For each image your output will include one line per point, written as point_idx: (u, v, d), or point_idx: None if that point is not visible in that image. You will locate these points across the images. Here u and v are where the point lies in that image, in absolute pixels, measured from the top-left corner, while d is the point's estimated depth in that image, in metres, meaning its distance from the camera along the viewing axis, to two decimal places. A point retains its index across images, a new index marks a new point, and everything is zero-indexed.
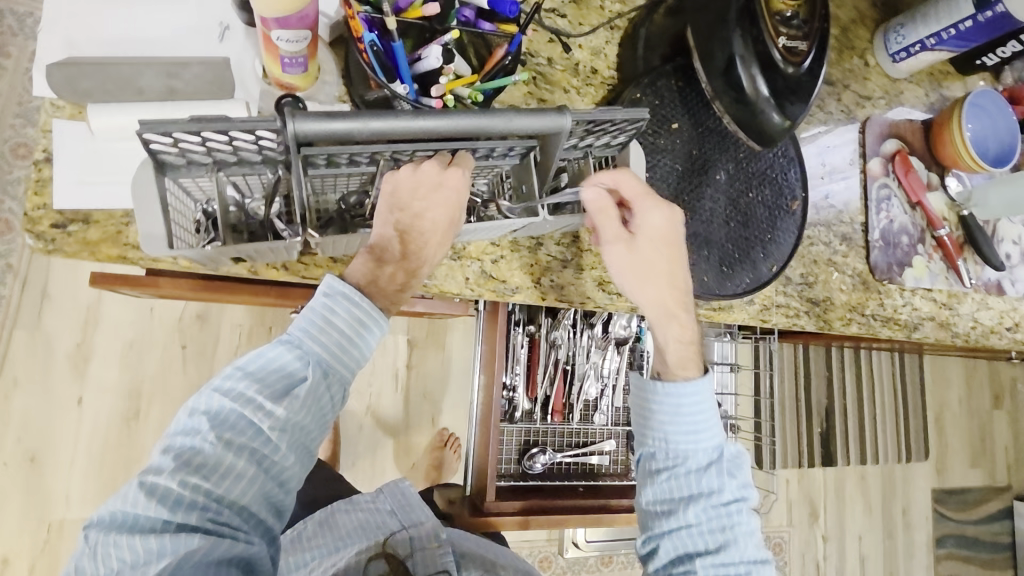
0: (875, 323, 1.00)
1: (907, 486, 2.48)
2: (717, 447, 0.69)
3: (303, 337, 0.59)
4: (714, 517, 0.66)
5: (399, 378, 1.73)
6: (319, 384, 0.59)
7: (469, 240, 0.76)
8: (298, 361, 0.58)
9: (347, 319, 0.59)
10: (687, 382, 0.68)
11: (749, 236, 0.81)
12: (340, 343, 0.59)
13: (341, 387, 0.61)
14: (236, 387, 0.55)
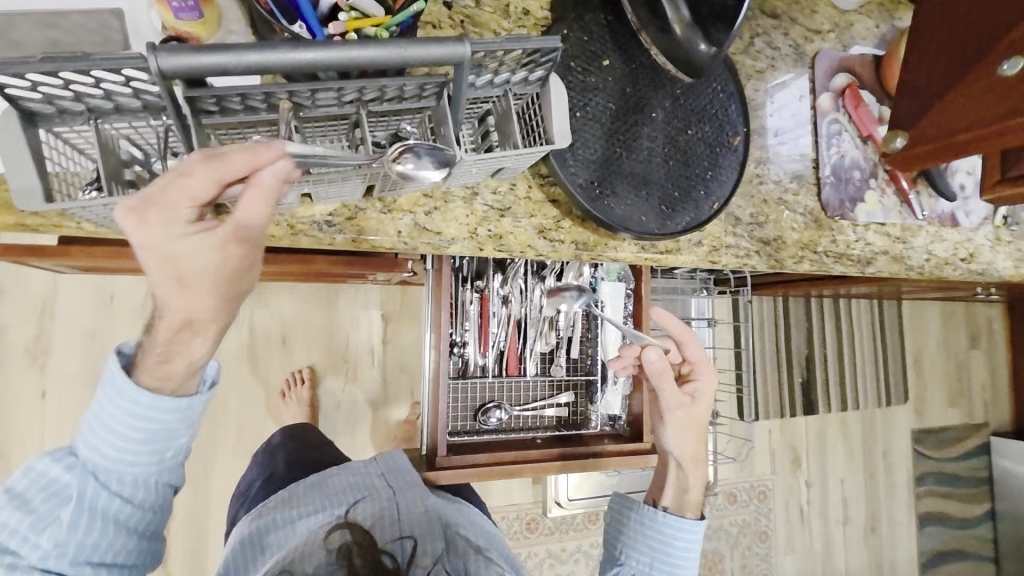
0: (828, 260, 0.99)
1: (887, 428, 2.52)
2: None
3: (79, 447, 0.55)
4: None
5: (373, 352, 1.72)
6: (94, 494, 0.54)
7: (400, 194, 0.74)
8: (65, 474, 0.53)
9: (115, 420, 0.53)
10: (691, 523, 0.80)
11: (690, 175, 0.79)
12: (116, 446, 0.54)
13: (136, 483, 0.56)
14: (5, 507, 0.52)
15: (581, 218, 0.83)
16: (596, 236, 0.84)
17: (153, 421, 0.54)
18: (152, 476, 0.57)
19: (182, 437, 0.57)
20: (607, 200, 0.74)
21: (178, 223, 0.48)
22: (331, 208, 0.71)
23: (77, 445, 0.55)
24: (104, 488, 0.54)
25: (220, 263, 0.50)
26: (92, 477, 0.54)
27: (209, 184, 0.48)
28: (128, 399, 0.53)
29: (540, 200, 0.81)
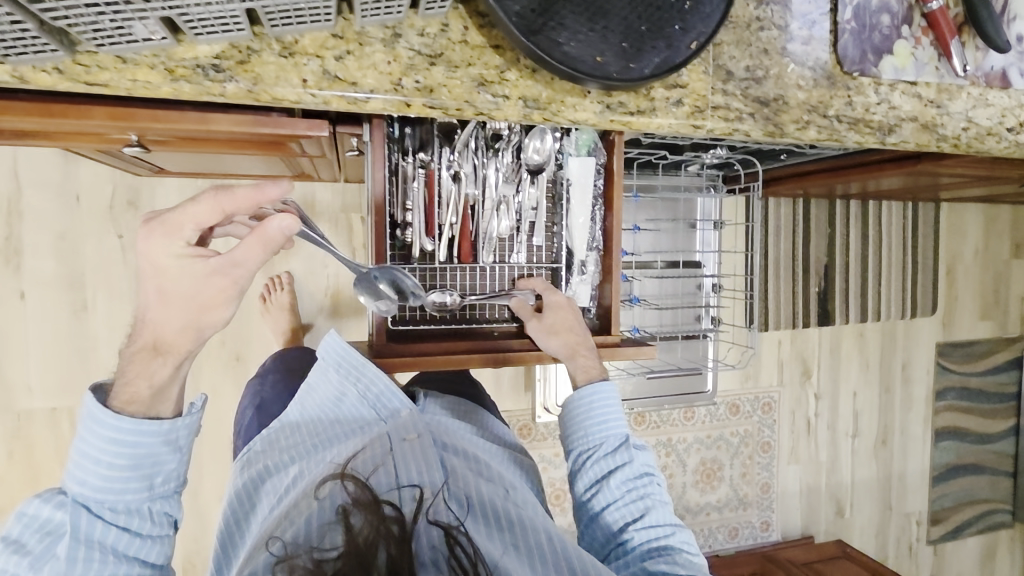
0: (841, 126, 0.83)
1: (909, 341, 2.39)
2: (628, 434, 0.81)
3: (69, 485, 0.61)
4: (625, 484, 0.76)
5: (355, 256, 1.64)
6: (89, 526, 0.60)
7: (300, 32, 0.62)
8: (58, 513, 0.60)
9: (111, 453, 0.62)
10: (600, 383, 0.81)
11: (662, 6, 0.65)
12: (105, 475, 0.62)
13: (135, 507, 0.63)
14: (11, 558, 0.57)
15: (531, 69, 0.69)
16: (550, 92, 0.70)
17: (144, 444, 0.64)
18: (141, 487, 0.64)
19: (169, 461, 0.66)
20: (553, 33, 0.61)
21: (180, 241, 0.62)
22: (216, 48, 0.59)
23: (65, 485, 0.62)
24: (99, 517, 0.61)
25: (197, 291, 0.63)
26: (83, 510, 0.61)
27: (214, 211, 0.61)
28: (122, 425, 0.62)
29: (480, 45, 0.67)
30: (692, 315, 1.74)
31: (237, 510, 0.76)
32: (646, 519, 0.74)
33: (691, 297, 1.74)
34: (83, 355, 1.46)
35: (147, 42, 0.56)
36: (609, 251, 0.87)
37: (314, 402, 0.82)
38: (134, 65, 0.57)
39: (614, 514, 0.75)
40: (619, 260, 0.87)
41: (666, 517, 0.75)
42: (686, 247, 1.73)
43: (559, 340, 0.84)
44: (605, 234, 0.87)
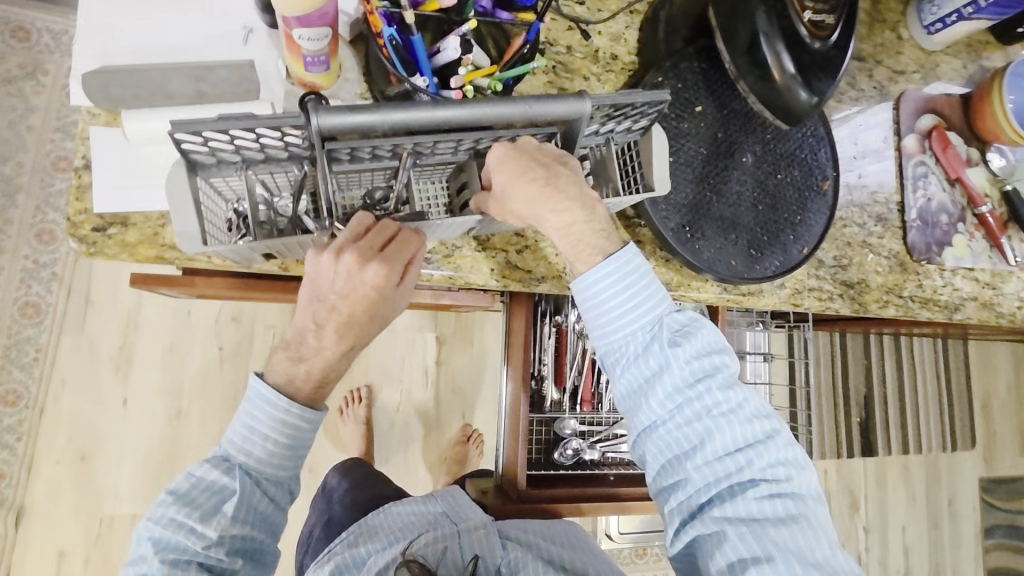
0: (914, 304, 0.97)
1: (953, 475, 2.39)
2: (665, 323, 0.66)
3: (233, 454, 0.65)
4: (720, 458, 0.64)
5: (427, 374, 1.75)
6: (250, 491, 0.65)
7: (493, 232, 0.76)
8: (223, 476, 0.65)
9: (275, 425, 0.64)
10: (611, 279, 0.65)
11: (779, 219, 0.79)
12: (274, 451, 0.65)
13: (277, 461, 0.66)
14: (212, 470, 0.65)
15: (665, 258, 0.83)
16: (679, 276, 0.84)
17: (305, 428, 0.65)
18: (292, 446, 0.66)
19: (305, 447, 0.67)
20: (697, 243, 0.75)
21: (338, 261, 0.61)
22: (430, 245, 0.73)
23: (227, 452, 0.66)
24: (257, 486, 0.66)
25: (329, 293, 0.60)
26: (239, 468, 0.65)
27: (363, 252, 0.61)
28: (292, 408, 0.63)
29: (626, 242, 0.82)
30: None
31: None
32: (715, 458, 0.65)
33: None
34: (171, 461, 1.52)
35: None
36: None
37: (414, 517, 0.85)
38: None
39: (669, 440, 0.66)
40: None
41: (744, 435, 0.65)
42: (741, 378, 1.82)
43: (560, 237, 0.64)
44: None
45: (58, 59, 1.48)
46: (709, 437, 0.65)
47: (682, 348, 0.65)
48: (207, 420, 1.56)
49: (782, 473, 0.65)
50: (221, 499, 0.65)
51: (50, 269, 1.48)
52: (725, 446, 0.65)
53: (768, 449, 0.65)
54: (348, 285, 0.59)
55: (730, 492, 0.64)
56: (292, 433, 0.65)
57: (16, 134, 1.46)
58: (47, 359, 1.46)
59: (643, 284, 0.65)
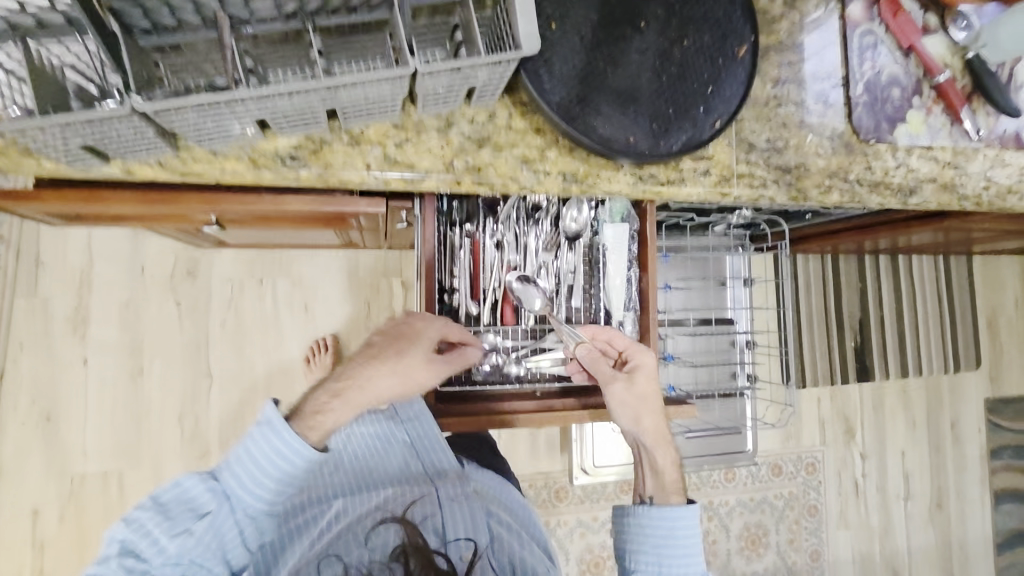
0: (862, 189, 0.88)
1: (956, 397, 2.31)
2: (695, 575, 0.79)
3: (220, 474, 0.71)
4: None
5: (393, 319, 1.71)
6: (225, 516, 0.70)
7: (367, 124, 0.69)
8: (206, 495, 0.70)
9: (272, 460, 0.69)
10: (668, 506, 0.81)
11: (688, 90, 0.71)
12: (258, 476, 0.69)
13: (252, 484, 0.70)
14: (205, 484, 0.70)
15: (569, 147, 0.76)
16: (587, 167, 0.77)
17: (294, 466, 0.70)
18: (271, 480, 0.70)
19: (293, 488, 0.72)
20: (591, 119, 0.67)
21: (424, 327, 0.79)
22: (295, 141, 0.67)
23: (218, 471, 0.71)
24: (233, 513, 0.70)
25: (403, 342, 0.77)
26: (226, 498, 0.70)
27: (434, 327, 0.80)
28: (289, 445, 0.68)
29: (522, 130, 0.75)
30: (727, 373, 1.75)
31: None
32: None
33: (724, 354, 1.74)
34: (137, 417, 1.53)
35: (239, 138, 0.64)
36: (646, 310, 0.90)
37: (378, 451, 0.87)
38: (223, 157, 0.65)
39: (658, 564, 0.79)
40: (655, 318, 0.89)
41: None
42: (718, 304, 1.75)
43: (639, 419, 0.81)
44: (641, 295, 0.91)
45: None
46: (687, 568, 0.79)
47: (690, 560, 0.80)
48: (170, 376, 1.56)
49: None
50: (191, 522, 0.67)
51: None
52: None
53: None
54: (391, 330, 0.79)
55: None
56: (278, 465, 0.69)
57: None
58: (2, 323, 1.46)
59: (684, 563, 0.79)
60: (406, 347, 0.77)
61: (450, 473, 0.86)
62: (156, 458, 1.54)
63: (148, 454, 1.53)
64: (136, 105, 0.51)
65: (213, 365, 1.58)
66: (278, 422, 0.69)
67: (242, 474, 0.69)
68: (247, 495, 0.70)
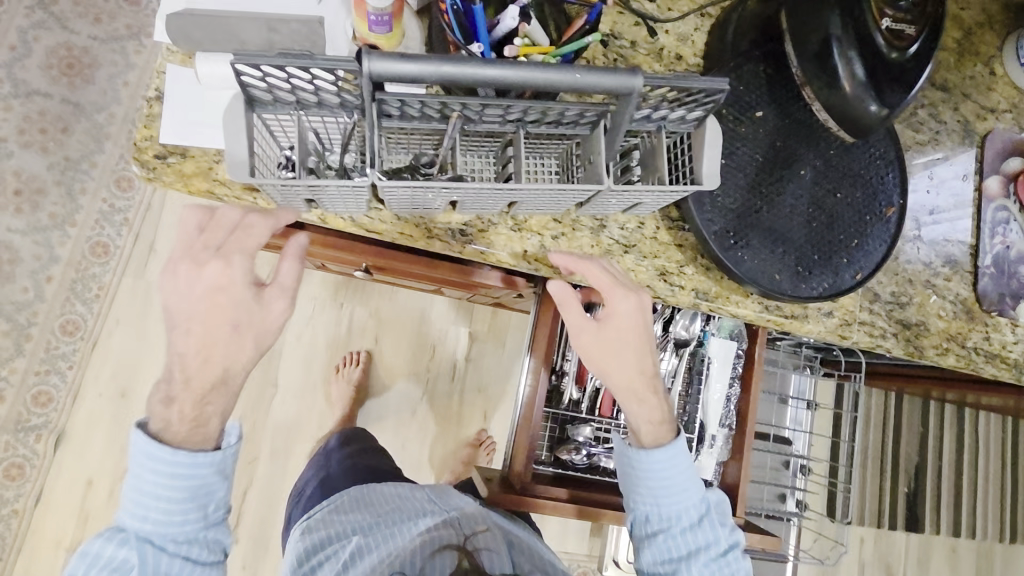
0: (977, 357, 0.89)
1: (1008, 570, 2.17)
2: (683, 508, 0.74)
3: (126, 525, 0.60)
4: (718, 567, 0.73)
5: (455, 366, 1.75)
6: (154, 560, 0.59)
7: (532, 214, 0.75)
8: (124, 559, 0.59)
9: (164, 479, 0.59)
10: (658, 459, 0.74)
11: (834, 239, 0.75)
12: (167, 508, 0.60)
13: (174, 510, 0.60)
14: (118, 539, 0.59)
15: (705, 266, 0.80)
16: (718, 287, 0.81)
17: (198, 473, 0.60)
18: (182, 493, 0.60)
19: (221, 487, 0.63)
20: (740, 251, 0.71)
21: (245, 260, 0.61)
22: (467, 218, 0.73)
23: (122, 522, 0.60)
24: (162, 552, 0.60)
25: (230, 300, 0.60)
26: (148, 543, 0.60)
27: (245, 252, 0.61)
28: (179, 457, 0.59)
29: (666, 243, 0.79)
30: (777, 494, 1.70)
31: (290, 553, 0.87)
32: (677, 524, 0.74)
33: (776, 474, 1.70)
34: None
35: (427, 210, 0.70)
36: (741, 431, 0.91)
37: (394, 496, 0.94)
38: (404, 221, 0.72)
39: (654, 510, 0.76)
40: (750, 442, 0.89)
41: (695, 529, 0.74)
42: (778, 422, 1.72)
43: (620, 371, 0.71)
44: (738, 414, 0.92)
45: None
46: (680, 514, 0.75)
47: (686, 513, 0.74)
48: None
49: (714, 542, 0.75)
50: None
51: (123, 215, 1.56)
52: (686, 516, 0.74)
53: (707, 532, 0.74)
54: (195, 292, 0.59)
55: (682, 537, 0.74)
56: (183, 482, 0.60)
57: (112, 87, 1.57)
58: (106, 298, 1.54)
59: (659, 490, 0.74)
60: (231, 304, 0.60)
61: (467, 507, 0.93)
62: None
63: None
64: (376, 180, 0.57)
65: (282, 377, 1.64)
66: (147, 443, 0.58)
67: (151, 491, 0.59)
68: (167, 530, 0.60)
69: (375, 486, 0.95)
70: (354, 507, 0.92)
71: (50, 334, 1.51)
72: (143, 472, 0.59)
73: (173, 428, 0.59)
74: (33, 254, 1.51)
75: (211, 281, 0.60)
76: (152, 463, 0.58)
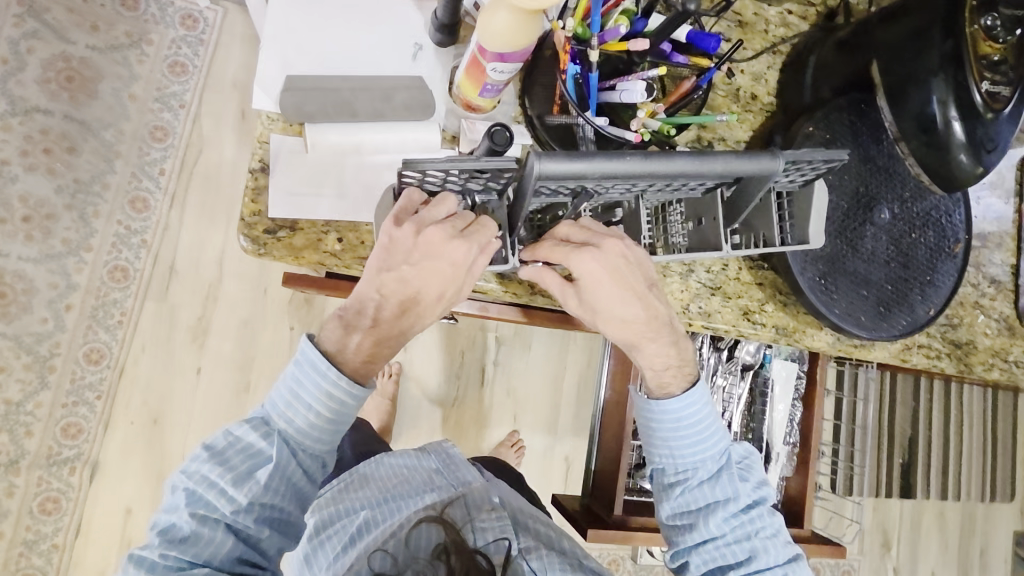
0: (1018, 369, 0.96)
1: (988, 526, 2.37)
2: (709, 460, 0.70)
3: (273, 419, 0.64)
4: (734, 523, 0.69)
5: (484, 371, 1.78)
6: (289, 462, 0.64)
7: None
8: (263, 440, 0.63)
9: (321, 398, 0.63)
10: (678, 405, 0.69)
11: (909, 278, 0.79)
12: (312, 422, 0.64)
13: (315, 427, 0.64)
14: (263, 428, 0.64)
15: (783, 303, 0.84)
16: (795, 322, 0.84)
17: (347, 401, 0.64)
18: (315, 416, 0.63)
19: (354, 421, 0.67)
20: (829, 296, 0.75)
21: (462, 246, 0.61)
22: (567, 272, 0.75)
23: (270, 416, 0.65)
24: (294, 455, 0.64)
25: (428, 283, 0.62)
26: (287, 442, 0.64)
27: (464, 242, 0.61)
28: (341, 383, 0.62)
29: (749, 283, 0.83)
30: None
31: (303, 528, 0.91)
32: (701, 481, 0.70)
33: None
34: None
35: None
36: (806, 447, 0.96)
37: (406, 470, 0.94)
38: (508, 280, 0.73)
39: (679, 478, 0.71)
40: (815, 455, 0.95)
41: (724, 491, 0.70)
42: None
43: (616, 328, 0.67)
44: (802, 430, 0.98)
45: (164, 32, 1.52)
46: (715, 482, 0.70)
47: (716, 473, 0.70)
48: None
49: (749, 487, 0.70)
50: (259, 462, 0.63)
51: (140, 236, 1.51)
52: (713, 473, 0.70)
53: (736, 488, 0.70)
54: (425, 258, 0.60)
55: (713, 504, 0.69)
56: (337, 404, 0.63)
57: (119, 102, 1.50)
58: (130, 323, 1.51)
59: (682, 442, 0.70)
60: (448, 283, 0.62)
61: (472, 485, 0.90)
62: None
63: None
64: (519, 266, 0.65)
65: None
66: (317, 356, 0.62)
67: (301, 396, 0.63)
68: (297, 434, 0.64)
69: (384, 461, 0.96)
70: (361, 484, 0.93)
71: (74, 364, 1.47)
72: (317, 380, 0.62)
73: (345, 358, 0.64)
74: (50, 283, 1.46)
75: (449, 255, 0.61)
76: (321, 381, 0.62)
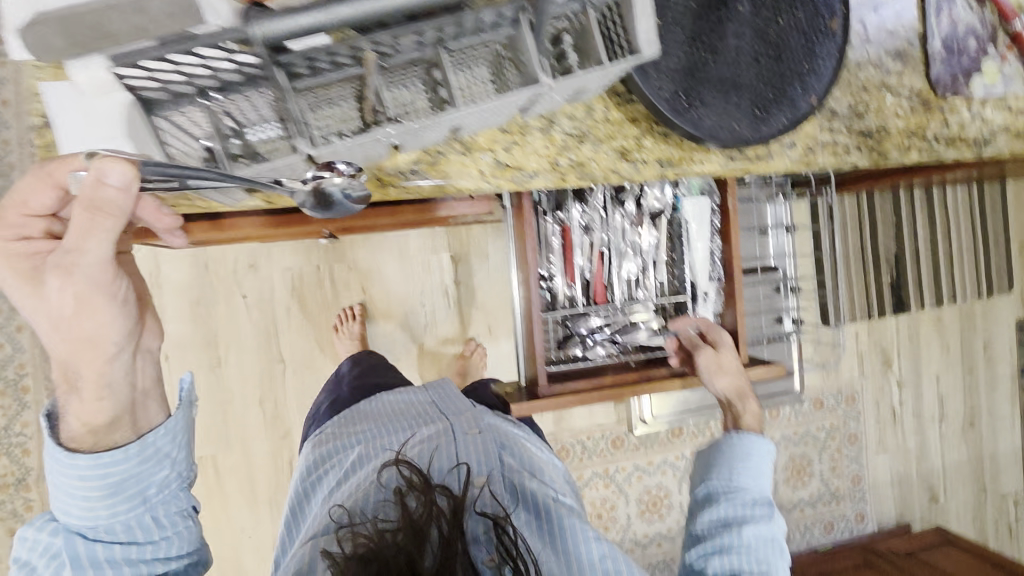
0: (937, 145, 0.90)
1: (988, 321, 2.37)
2: (756, 497, 0.75)
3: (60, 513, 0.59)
4: (758, 543, 0.69)
5: (447, 290, 1.76)
6: (89, 548, 0.57)
7: (477, 132, 0.72)
8: (55, 539, 0.57)
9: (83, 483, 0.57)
10: (754, 435, 0.81)
11: (784, 71, 0.72)
12: (97, 500, 0.58)
13: (102, 500, 0.58)
14: (49, 525, 0.58)
15: (663, 134, 0.78)
16: (680, 151, 0.80)
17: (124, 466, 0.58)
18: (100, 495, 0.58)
19: (159, 470, 0.61)
20: (697, 111, 0.70)
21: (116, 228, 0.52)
22: (413, 156, 0.70)
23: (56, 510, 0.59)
24: (97, 539, 0.58)
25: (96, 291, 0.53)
26: (78, 534, 0.58)
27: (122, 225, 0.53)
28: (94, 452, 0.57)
29: (619, 121, 0.77)
30: (774, 318, 1.81)
31: (304, 463, 0.98)
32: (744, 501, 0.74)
33: (770, 302, 1.80)
34: (223, 405, 1.63)
35: (369, 160, 0.67)
36: (730, 280, 0.94)
37: (404, 407, 0.99)
38: None
39: (729, 497, 0.75)
40: (740, 286, 0.93)
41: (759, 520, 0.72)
42: (761, 254, 1.79)
43: (728, 380, 0.85)
44: (725, 265, 0.95)
45: None
46: (755, 509, 0.73)
47: (756, 506, 0.74)
48: (246, 365, 1.63)
49: (777, 542, 0.71)
50: (143, 511, 0.60)
51: None
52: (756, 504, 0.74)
53: (767, 525, 0.71)
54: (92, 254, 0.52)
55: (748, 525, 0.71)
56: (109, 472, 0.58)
57: None
58: None
59: (738, 464, 0.78)
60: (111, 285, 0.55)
61: (463, 412, 0.96)
62: (245, 441, 1.65)
63: (238, 438, 1.64)
64: (307, 149, 0.60)
65: (284, 351, 1.66)
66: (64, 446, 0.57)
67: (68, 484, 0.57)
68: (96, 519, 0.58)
69: (387, 403, 1.01)
70: (361, 423, 0.97)
71: (45, 380, 1.50)
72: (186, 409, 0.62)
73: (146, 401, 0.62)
74: None
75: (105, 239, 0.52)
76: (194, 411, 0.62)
